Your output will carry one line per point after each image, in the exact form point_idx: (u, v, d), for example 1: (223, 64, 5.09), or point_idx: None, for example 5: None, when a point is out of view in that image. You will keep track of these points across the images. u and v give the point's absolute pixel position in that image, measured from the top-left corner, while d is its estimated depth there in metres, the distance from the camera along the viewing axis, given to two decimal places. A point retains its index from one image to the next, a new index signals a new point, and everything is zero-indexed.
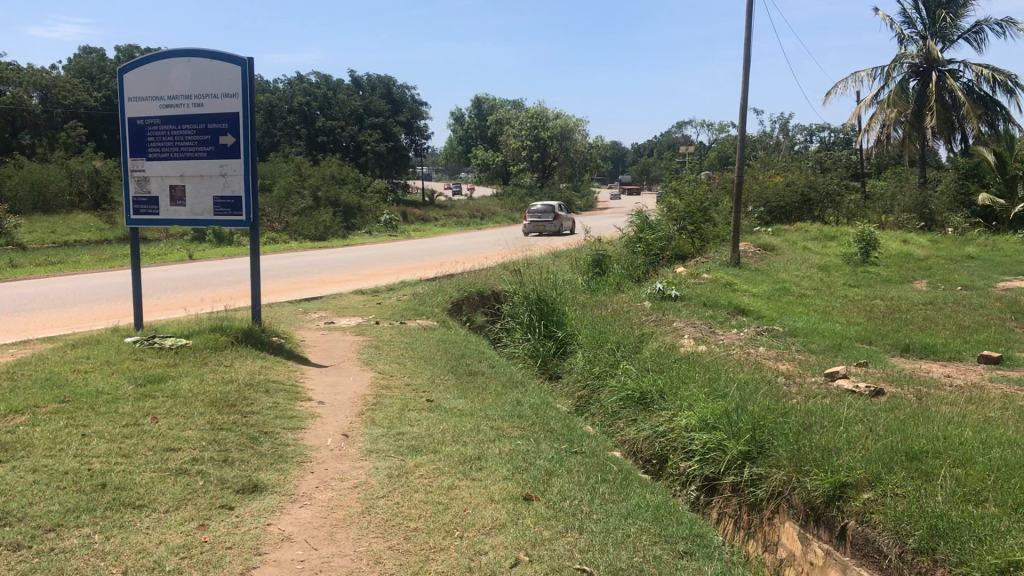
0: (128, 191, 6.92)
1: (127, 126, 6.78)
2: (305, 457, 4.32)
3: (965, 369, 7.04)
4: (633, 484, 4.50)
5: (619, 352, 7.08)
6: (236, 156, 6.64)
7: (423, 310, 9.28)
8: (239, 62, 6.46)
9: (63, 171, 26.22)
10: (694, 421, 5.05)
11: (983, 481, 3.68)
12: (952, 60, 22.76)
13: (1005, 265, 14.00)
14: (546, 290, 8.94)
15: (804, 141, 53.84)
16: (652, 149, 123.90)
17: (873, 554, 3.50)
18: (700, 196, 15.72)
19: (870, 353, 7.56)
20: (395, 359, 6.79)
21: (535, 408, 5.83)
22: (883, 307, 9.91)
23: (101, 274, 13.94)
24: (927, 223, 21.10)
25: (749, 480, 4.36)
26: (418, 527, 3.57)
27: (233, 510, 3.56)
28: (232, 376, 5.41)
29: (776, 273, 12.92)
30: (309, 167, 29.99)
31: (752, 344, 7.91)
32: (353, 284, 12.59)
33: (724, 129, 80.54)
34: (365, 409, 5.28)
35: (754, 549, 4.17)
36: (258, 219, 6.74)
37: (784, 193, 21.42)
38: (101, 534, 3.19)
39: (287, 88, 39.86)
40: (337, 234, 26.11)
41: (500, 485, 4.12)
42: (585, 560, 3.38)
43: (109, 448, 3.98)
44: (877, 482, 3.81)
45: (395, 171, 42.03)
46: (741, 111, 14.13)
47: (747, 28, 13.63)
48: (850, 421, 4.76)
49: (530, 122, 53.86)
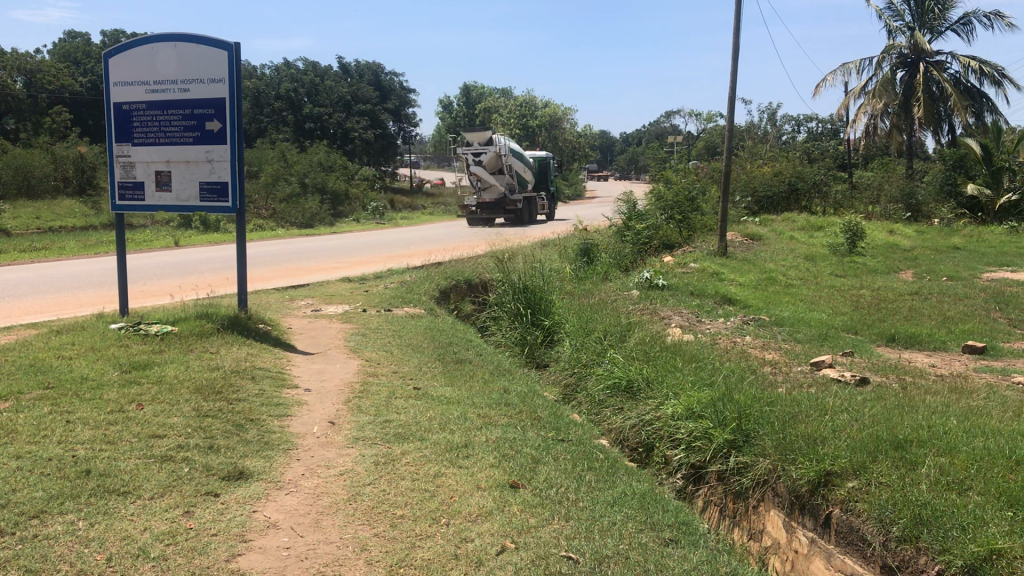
0: (113, 176, 6.87)
1: (113, 111, 6.73)
2: (291, 444, 4.30)
3: (950, 359, 7.10)
4: (619, 471, 4.51)
5: (607, 341, 7.08)
6: (223, 141, 6.58)
7: (410, 297, 9.25)
8: (226, 46, 6.40)
9: (48, 156, 26.35)
10: (680, 409, 5.07)
11: (967, 470, 3.70)
12: (940, 51, 22.84)
13: (991, 256, 14.05)
14: (532, 278, 8.93)
15: (792, 132, 53.36)
16: (640, 139, 123.65)
17: (857, 542, 3.53)
18: (689, 186, 15.92)
19: (855, 342, 7.60)
20: (382, 347, 6.79)
21: (522, 397, 5.80)
22: (868, 297, 9.95)
23: (387, 233, 23.03)
24: (913, 214, 21.29)
25: (735, 469, 4.39)
26: (404, 514, 3.56)
27: (219, 497, 3.55)
28: (218, 363, 5.38)
29: (762, 262, 12.97)
30: (296, 154, 29.83)
31: (739, 333, 7.92)
32: (340, 272, 12.40)
33: (713, 118, 79.51)
34: (352, 396, 5.27)
35: (739, 537, 4.21)
36: (244, 205, 6.68)
37: (771, 182, 21.72)
38: (85, 521, 3.17)
39: (274, 74, 39.57)
40: (324, 221, 26.23)
41: (486, 472, 4.13)
42: (571, 548, 3.38)
43: (94, 435, 3.95)
44: (862, 470, 3.82)
45: (382, 159, 42.06)
46: (729, 103, 14.09)
47: (735, 19, 13.63)
48: (836, 410, 4.77)
49: (518, 111, 53.65)
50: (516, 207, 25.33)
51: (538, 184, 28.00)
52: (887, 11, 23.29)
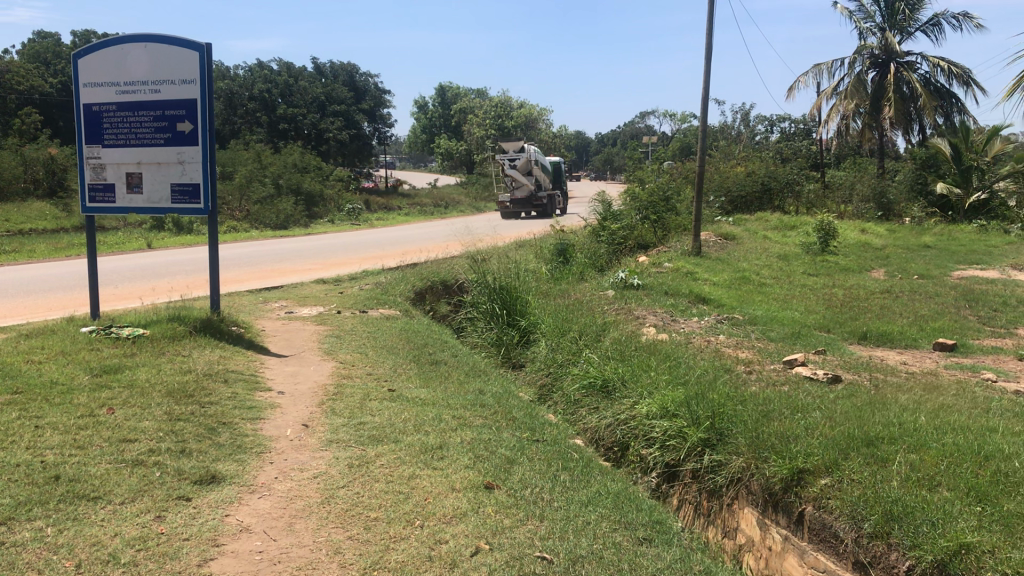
0: (83, 178, 6.79)
1: (82, 113, 6.65)
2: (264, 447, 4.28)
3: (922, 357, 7.17)
4: (594, 471, 4.53)
5: (583, 341, 7.10)
6: (194, 143, 6.54)
7: (386, 299, 9.23)
8: (197, 47, 6.35)
9: (18, 159, 26.06)
10: (654, 408, 5.09)
11: (936, 466, 3.74)
12: (910, 51, 23.06)
13: (961, 254, 14.21)
14: (507, 279, 8.92)
15: (765, 132, 53.74)
16: (615, 140, 123.80)
17: (830, 539, 3.56)
18: (663, 187, 16.00)
19: (827, 341, 7.67)
20: (357, 349, 6.76)
21: (497, 397, 5.81)
22: (840, 295, 10.05)
23: (363, 234, 22.96)
24: (885, 213, 21.40)
25: (709, 467, 4.41)
26: (379, 517, 3.55)
27: (191, 502, 3.52)
28: (190, 367, 5.33)
29: (736, 261, 13.07)
30: (270, 155, 29.65)
31: (712, 332, 7.97)
32: (315, 274, 12.37)
33: (688, 118, 79.95)
34: (326, 399, 5.25)
35: (713, 535, 4.24)
36: (216, 207, 6.64)
37: (744, 183, 21.87)
38: (54, 527, 3.14)
39: (248, 75, 38.90)
40: (298, 223, 26.11)
41: (461, 474, 4.12)
42: (545, 549, 3.39)
43: (63, 440, 3.91)
44: (835, 468, 3.85)
45: (358, 159, 41.96)
46: (702, 103, 14.16)
47: (709, 19, 13.68)
48: (808, 408, 4.81)
49: (493, 111, 53.33)
50: (544, 204, 28.91)
51: (554, 185, 31.45)
52: (858, 12, 23.51)
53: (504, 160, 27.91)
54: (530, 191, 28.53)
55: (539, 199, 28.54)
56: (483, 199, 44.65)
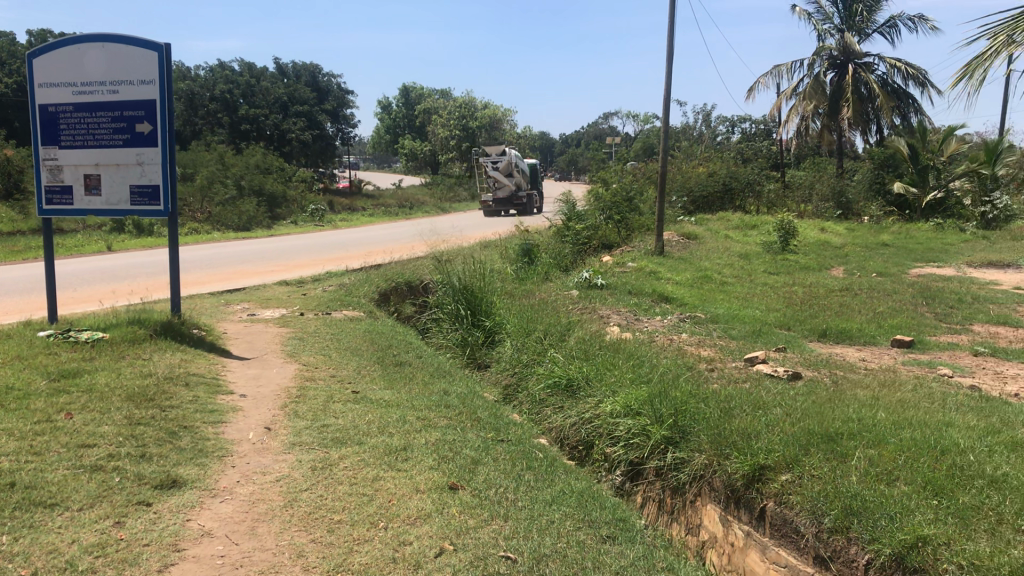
0: (39, 180, 6.67)
1: (37, 113, 6.52)
2: (225, 451, 4.24)
3: (880, 353, 7.28)
4: (558, 470, 4.55)
5: (547, 341, 7.12)
6: (154, 144, 6.48)
7: (350, 300, 9.18)
8: (156, 47, 6.30)
9: None
10: (618, 407, 5.13)
11: (894, 460, 3.81)
12: (868, 53, 23.41)
13: (918, 252, 14.45)
14: (472, 279, 8.91)
15: (727, 133, 54.23)
16: (579, 140, 124.20)
17: (791, 534, 3.62)
18: (627, 187, 16.10)
19: (788, 338, 7.77)
20: (320, 351, 6.72)
21: (462, 398, 5.82)
22: (801, 293, 10.18)
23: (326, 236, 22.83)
24: (844, 211, 21.94)
25: (672, 465, 4.45)
26: (342, 519, 3.53)
27: (151, 506, 3.48)
28: (150, 371, 5.27)
29: (699, 260, 13.18)
30: (232, 155, 29.34)
31: (676, 331, 8.03)
32: (278, 275, 12.27)
33: (651, 119, 80.53)
34: (289, 401, 5.21)
35: (677, 531, 4.28)
36: (177, 208, 6.60)
37: (707, 183, 22.06)
38: (10, 535, 3.09)
39: (209, 75, 38.58)
40: (260, 224, 25.86)
41: (425, 475, 4.11)
42: (509, 548, 3.40)
43: (19, 446, 3.85)
44: (795, 463, 3.90)
45: (321, 160, 41.67)
46: (664, 104, 14.27)
47: (670, 21, 13.79)
48: (769, 405, 4.87)
49: (457, 111, 52.83)
50: (525, 204, 29.37)
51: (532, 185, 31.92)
52: (817, 14, 23.82)
53: (485, 161, 28.35)
54: (511, 191, 28.96)
55: (519, 199, 28.86)
56: (447, 199, 44.57)
